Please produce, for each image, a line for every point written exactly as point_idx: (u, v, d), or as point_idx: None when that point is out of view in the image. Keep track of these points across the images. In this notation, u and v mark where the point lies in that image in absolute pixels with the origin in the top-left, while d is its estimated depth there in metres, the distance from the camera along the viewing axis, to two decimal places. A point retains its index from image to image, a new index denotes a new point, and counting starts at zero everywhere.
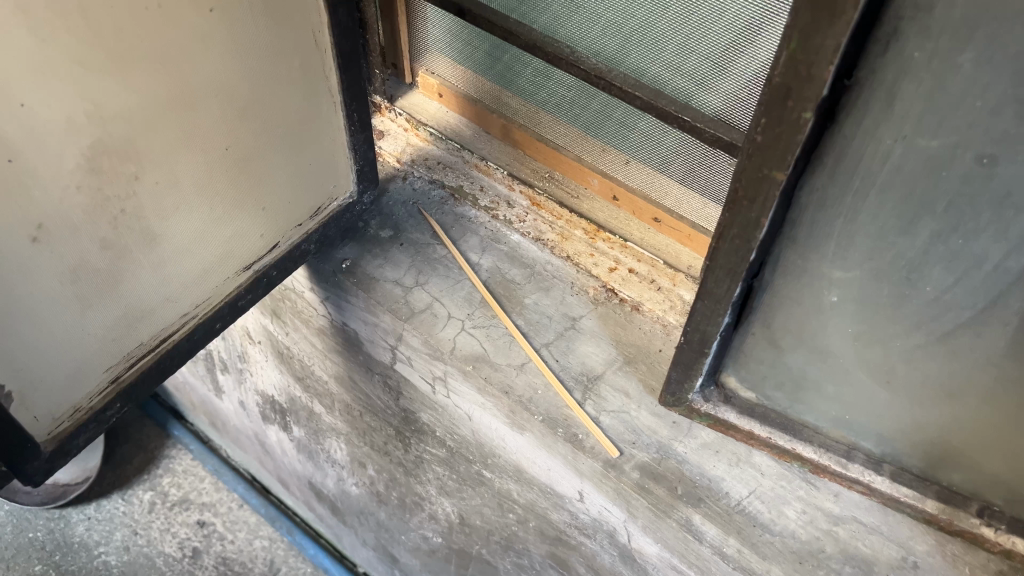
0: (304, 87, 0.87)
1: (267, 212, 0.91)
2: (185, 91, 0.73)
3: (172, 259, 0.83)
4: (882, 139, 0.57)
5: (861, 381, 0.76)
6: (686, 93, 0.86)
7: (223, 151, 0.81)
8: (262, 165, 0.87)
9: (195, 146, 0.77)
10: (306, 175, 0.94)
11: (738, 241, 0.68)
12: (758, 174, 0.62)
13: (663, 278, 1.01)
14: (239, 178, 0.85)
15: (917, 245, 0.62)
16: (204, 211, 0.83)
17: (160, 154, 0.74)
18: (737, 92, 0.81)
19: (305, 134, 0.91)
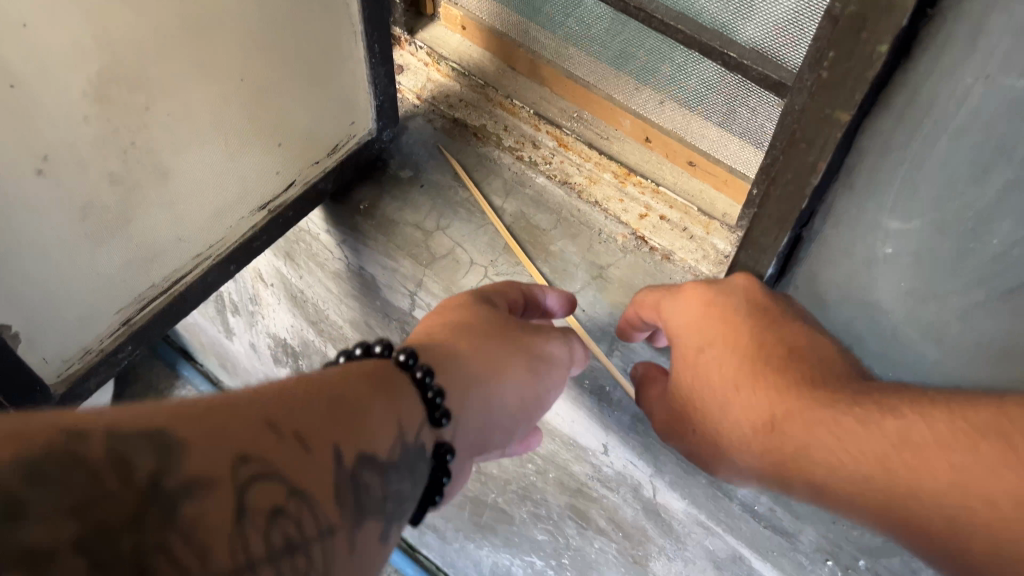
0: (323, 12, 0.81)
1: (283, 148, 0.86)
2: (199, 13, 0.67)
3: (185, 197, 0.78)
4: (960, 78, 0.53)
5: (909, 338, 0.72)
6: (734, 28, 0.79)
7: (239, 82, 0.76)
8: (278, 97, 0.82)
9: (212, 73, 0.72)
10: (323, 109, 0.89)
11: (791, 187, 0.65)
12: (820, 114, 0.59)
13: (696, 226, 0.96)
14: (255, 112, 0.80)
15: (987, 195, 0.58)
16: (220, 145, 0.78)
17: (173, 82, 0.69)
18: (791, 25, 0.73)
19: (325, 63, 0.85)
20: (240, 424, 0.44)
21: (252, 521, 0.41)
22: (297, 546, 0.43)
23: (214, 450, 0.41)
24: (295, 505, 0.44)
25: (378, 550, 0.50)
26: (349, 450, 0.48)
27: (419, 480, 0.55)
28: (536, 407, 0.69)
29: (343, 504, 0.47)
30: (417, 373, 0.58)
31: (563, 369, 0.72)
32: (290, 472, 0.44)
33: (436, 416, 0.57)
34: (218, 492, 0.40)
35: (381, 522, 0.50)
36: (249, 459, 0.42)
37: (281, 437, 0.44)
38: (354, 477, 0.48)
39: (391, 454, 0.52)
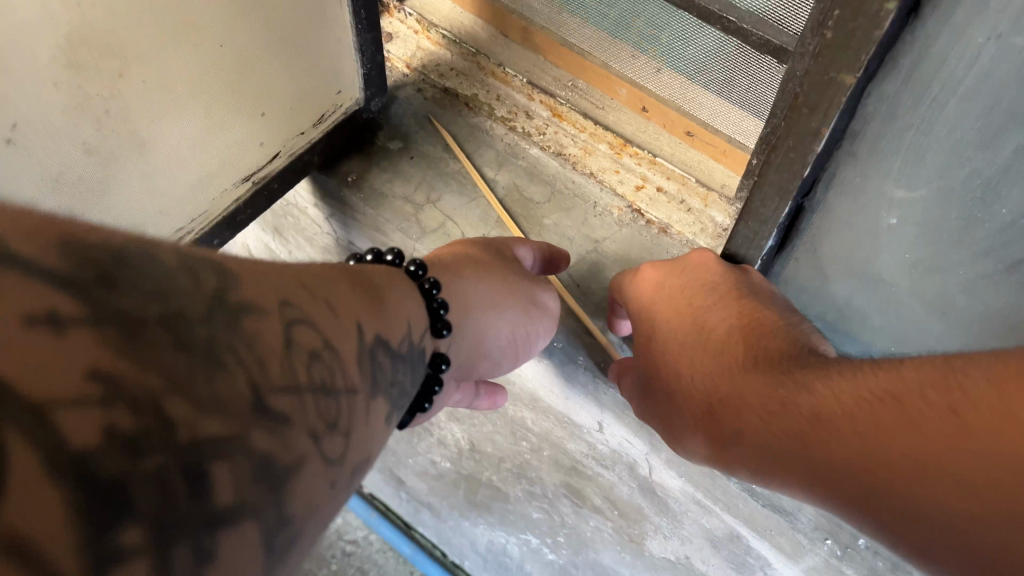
0: None
1: (267, 117, 0.84)
2: None
3: (164, 168, 0.76)
4: (971, 37, 0.50)
5: (913, 309, 0.71)
6: None
7: (219, 49, 0.73)
8: (260, 65, 0.79)
9: (193, 39, 0.69)
10: (308, 78, 0.86)
11: (792, 155, 0.62)
12: (823, 77, 0.56)
13: (693, 197, 0.94)
14: (236, 80, 0.77)
15: (997, 161, 0.56)
16: (199, 114, 0.75)
17: (149, 49, 0.66)
18: None
19: (308, 28, 0.82)
20: (280, 281, 0.46)
21: (296, 353, 0.43)
22: (329, 391, 0.44)
23: (262, 289, 0.43)
24: (328, 357, 0.45)
25: (384, 430, 0.52)
26: (369, 327, 0.51)
27: (418, 375, 0.59)
28: (522, 341, 0.76)
29: (362, 371, 0.49)
30: (425, 285, 0.65)
31: (547, 313, 0.78)
32: (323, 326, 0.46)
33: (438, 327, 0.64)
34: (268, 320, 0.42)
35: (388, 401, 0.53)
36: (292, 305, 0.45)
37: (314, 299, 0.47)
38: (373, 350, 0.51)
39: (400, 342, 0.56)
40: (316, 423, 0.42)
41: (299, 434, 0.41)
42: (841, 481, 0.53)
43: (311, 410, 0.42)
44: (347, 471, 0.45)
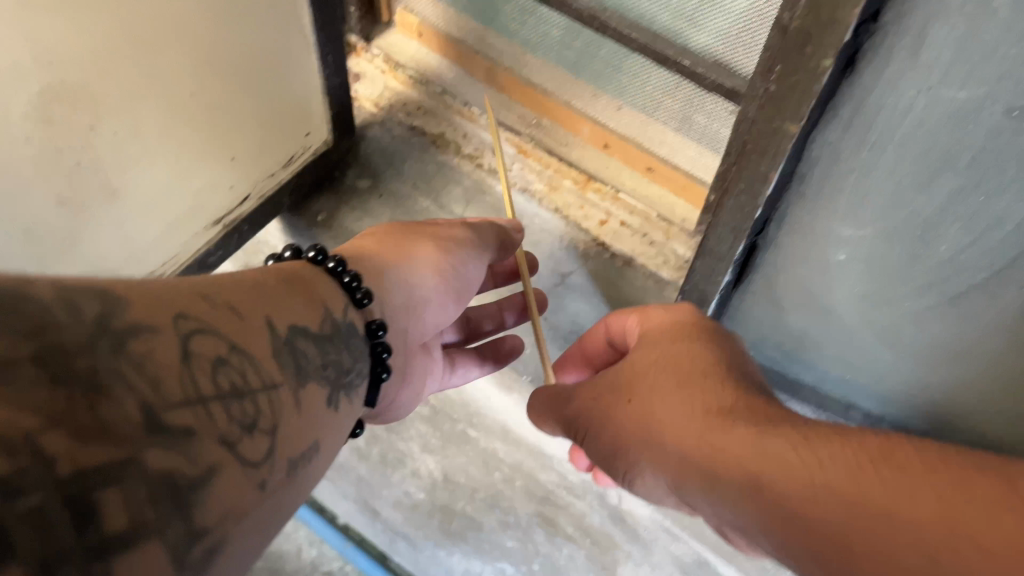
0: (275, 23, 0.80)
1: (237, 161, 0.85)
2: (144, 28, 0.66)
3: (135, 214, 0.77)
4: (904, 90, 0.53)
5: (865, 341, 0.74)
6: (676, 32, 0.79)
7: (189, 96, 0.74)
8: (230, 109, 0.80)
9: (162, 86, 0.71)
10: (276, 120, 0.88)
11: (744, 197, 0.65)
12: (770, 126, 0.59)
13: (656, 231, 0.97)
14: (207, 126, 0.79)
15: (934, 203, 0.59)
16: (160, 143, 0.75)
17: (120, 100, 0.68)
18: (735, 32, 0.74)
19: (273, 55, 0.82)
20: (173, 291, 0.39)
21: (197, 366, 0.37)
22: (246, 394, 0.40)
23: (151, 304, 0.37)
24: (238, 360, 0.40)
25: (329, 417, 0.48)
26: (280, 323, 0.46)
27: (357, 355, 0.54)
28: (462, 295, 0.68)
29: (284, 366, 0.44)
30: (328, 265, 0.56)
31: (478, 258, 0.69)
32: (227, 330, 0.41)
33: (358, 299, 0.55)
34: (162, 337, 0.36)
35: (324, 391, 0.48)
36: (188, 316, 0.38)
37: (216, 306, 0.41)
38: (291, 343, 0.46)
39: (316, 327, 0.50)
40: (234, 429, 0.38)
41: (211, 446, 0.36)
42: (830, 524, 0.37)
43: (222, 417, 0.37)
44: (278, 466, 0.41)
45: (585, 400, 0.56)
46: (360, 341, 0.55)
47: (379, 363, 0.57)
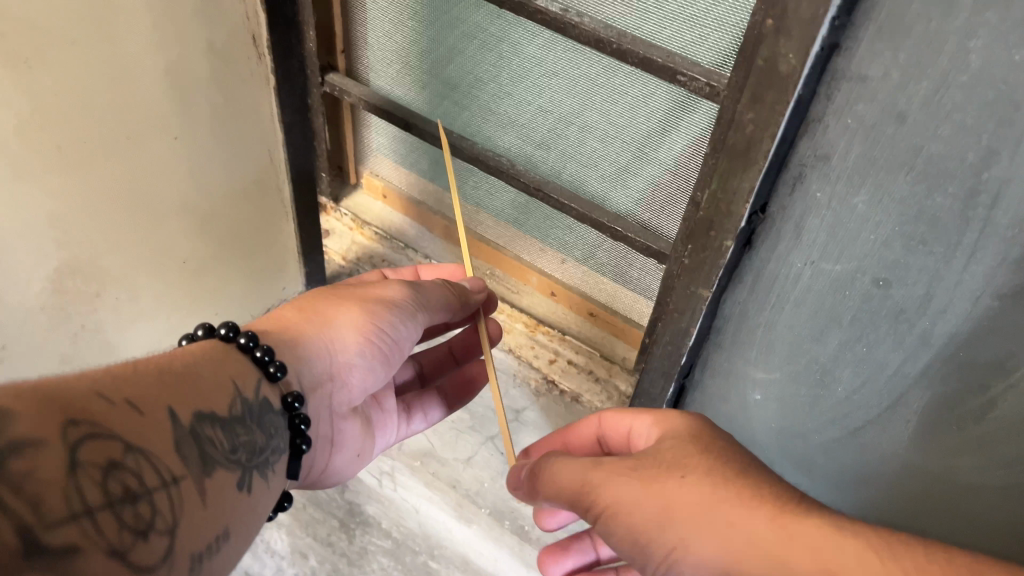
0: (261, 198, 0.90)
1: (221, 314, 0.95)
2: (143, 211, 0.77)
3: (123, 354, 0.87)
4: (792, 262, 0.65)
5: (785, 468, 0.84)
6: (598, 193, 0.92)
7: (181, 263, 0.84)
8: (217, 272, 0.90)
9: (158, 256, 0.81)
10: (259, 279, 0.98)
11: (670, 347, 0.76)
12: (686, 291, 0.70)
13: (600, 368, 1.07)
14: (194, 286, 0.88)
15: (828, 351, 0.70)
16: (120, 244, 0.77)
17: (117, 266, 0.78)
18: (647, 195, 0.87)
19: (237, 137, 0.82)
20: (70, 394, 0.42)
21: (87, 477, 0.40)
22: (140, 495, 0.43)
23: (44, 415, 0.39)
24: (135, 461, 0.43)
25: (237, 499, 0.52)
26: (185, 413, 0.49)
27: (270, 429, 0.58)
28: (391, 353, 0.70)
29: (185, 458, 0.47)
30: (239, 340, 0.58)
31: (408, 316, 0.71)
32: (124, 430, 0.43)
33: (271, 374, 0.58)
34: (51, 449, 0.38)
35: (235, 474, 0.52)
36: (80, 422, 0.41)
37: (112, 405, 0.44)
38: (195, 432, 0.49)
39: (226, 412, 0.53)
40: (123, 535, 0.41)
41: (95, 557, 0.39)
42: None
43: (109, 528, 0.40)
44: (176, 566, 0.44)
45: (610, 476, 0.53)
46: (274, 416, 0.59)
47: (298, 433, 0.61)
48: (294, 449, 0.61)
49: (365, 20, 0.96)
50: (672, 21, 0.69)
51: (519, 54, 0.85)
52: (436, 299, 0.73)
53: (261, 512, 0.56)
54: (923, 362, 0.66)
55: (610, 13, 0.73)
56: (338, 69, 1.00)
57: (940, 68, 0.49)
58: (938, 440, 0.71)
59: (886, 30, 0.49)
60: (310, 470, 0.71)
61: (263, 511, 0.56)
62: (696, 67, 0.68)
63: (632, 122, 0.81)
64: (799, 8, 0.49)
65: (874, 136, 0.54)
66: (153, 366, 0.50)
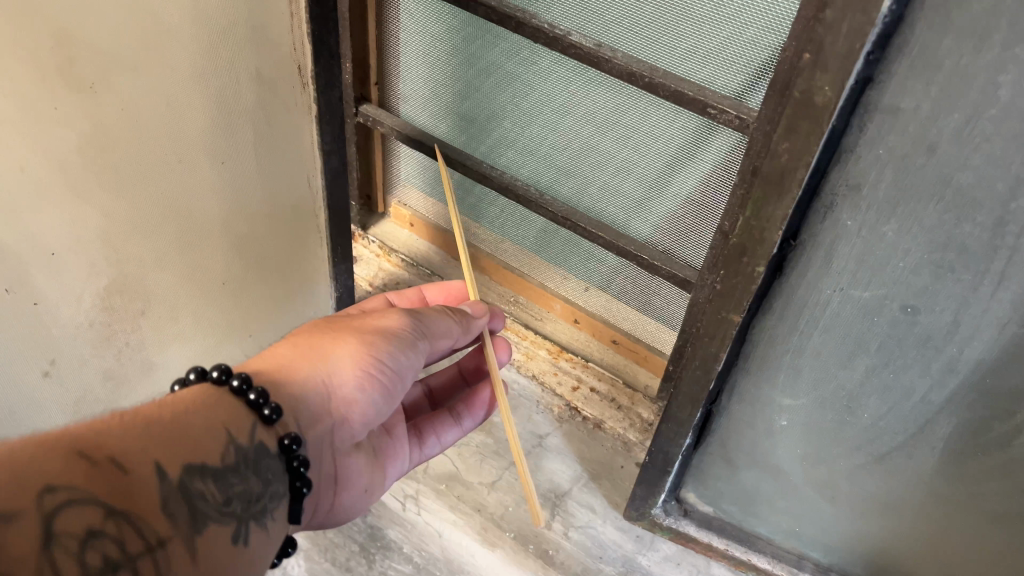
0: (294, 183, 1.00)
1: (261, 288, 1.05)
2: (174, 197, 0.87)
3: (167, 334, 0.97)
4: (822, 289, 0.67)
5: (809, 495, 0.85)
6: (619, 221, 0.94)
7: (221, 240, 0.95)
8: (257, 250, 1.01)
9: (192, 235, 0.91)
10: (298, 259, 1.09)
11: (699, 371, 0.77)
12: (718, 316, 0.72)
13: (622, 396, 1.09)
14: (235, 263, 0.99)
15: (854, 378, 0.71)
16: (164, 252, 0.90)
17: (154, 250, 0.88)
18: (667, 224, 0.89)
19: (277, 160, 0.96)
20: (49, 463, 0.44)
21: (60, 547, 0.42)
22: (120, 564, 0.44)
23: (17, 485, 0.42)
24: (115, 527, 0.45)
25: (235, 551, 0.53)
26: (174, 468, 0.49)
27: (272, 476, 0.57)
28: (392, 385, 0.69)
29: (173, 518, 0.49)
30: (233, 383, 0.57)
31: (407, 346, 0.70)
32: (105, 493, 0.45)
33: (266, 415, 0.57)
34: (26, 522, 0.41)
35: (231, 528, 0.53)
36: (56, 489, 0.43)
37: (94, 465, 0.45)
38: (184, 488, 0.50)
39: (220, 461, 0.53)
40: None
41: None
42: None
43: None
44: None
45: None
46: (272, 460, 0.58)
47: (297, 476, 0.59)
48: (294, 491, 0.60)
49: (399, 50, 0.97)
50: (694, 54, 0.73)
51: (541, 86, 0.88)
52: (433, 326, 0.72)
53: (264, 561, 0.56)
54: (949, 389, 0.67)
55: (634, 47, 0.77)
56: (372, 100, 1.04)
57: (970, 102, 0.52)
58: (963, 467, 0.72)
59: (918, 66, 0.52)
60: (316, 509, 0.69)
61: (266, 561, 0.57)
62: (726, 100, 0.70)
63: (652, 151, 0.83)
64: (836, 42, 0.51)
65: (905, 167, 0.56)
66: (144, 417, 0.51)
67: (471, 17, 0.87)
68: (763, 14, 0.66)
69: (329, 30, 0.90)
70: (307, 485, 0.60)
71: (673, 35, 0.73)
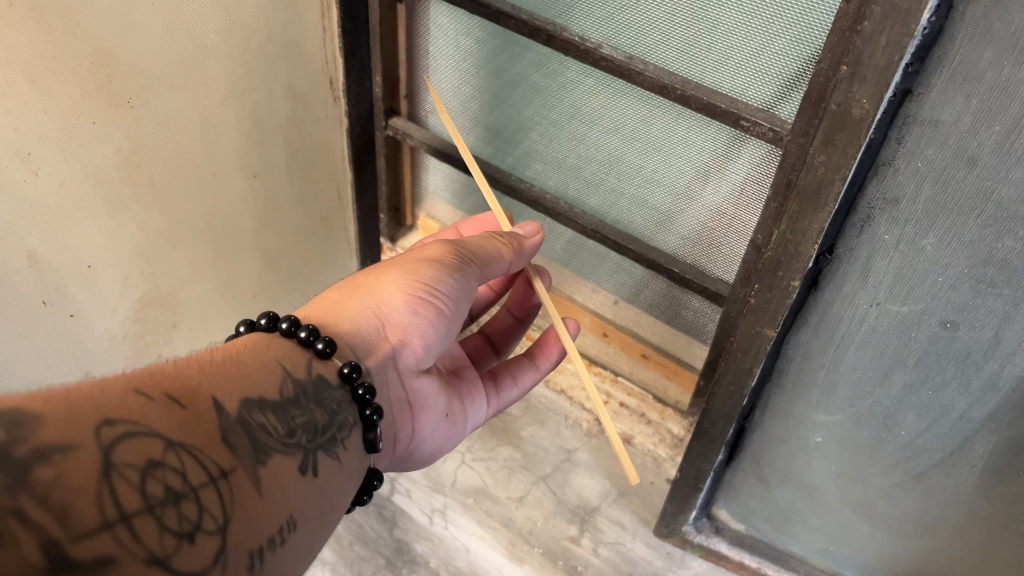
0: (320, 182, 1.05)
1: (279, 284, 1.10)
2: (203, 184, 0.89)
3: (197, 338, 1.01)
4: (858, 304, 0.66)
5: (845, 514, 0.83)
6: (647, 232, 0.93)
7: (247, 242, 1.00)
8: (279, 249, 1.06)
9: (216, 227, 0.94)
10: (321, 255, 1.14)
11: (732, 386, 0.77)
12: (751, 330, 0.71)
13: (652, 411, 1.09)
14: (261, 256, 1.04)
15: (891, 394, 0.70)
16: (197, 268, 0.95)
17: (179, 254, 0.91)
18: (696, 237, 0.88)
19: (306, 176, 1.02)
20: (104, 397, 0.42)
21: (121, 479, 0.39)
22: (184, 495, 0.42)
23: (69, 419, 0.39)
24: (175, 457, 0.43)
25: (304, 483, 0.51)
26: (229, 402, 0.49)
27: (337, 411, 0.57)
28: (448, 308, 0.68)
29: (235, 450, 0.47)
30: (282, 325, 0.58)
31: (459, 270, 0.69)
32: (163, 426, 0.43)
33: (320, 350, 0.58)
34: (83, 452, 0.39)
35: (297, 458, 0.52)
36: (114, 421, 0.41)
37: (150, 400, 0.44)
38: (241, 421, 0.49)
39: (276, 397, 0.53)
40: (166, 540, 0.40)
41: (134, 567, 0.38)
42: None
43: (152, 532, 0.39)
44: (236, 563, 0.43)
45: None
46: (335, 391, 0.58)
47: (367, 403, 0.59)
48: (367, 421, 0.59)
49: (427, 64, 0.97)
50: (725, 64, 0.72)
51: (569, 97, 0.87)
52: (480, 251, 0.70)
53: (339, 495, 0.55)
54: (990, 407, 0.65)
55: (666, 59, 0.76)
56: (401, 114, 1.03)
57: (1013, 114, 0.50)
58: (1005, 487, 0.70)
59: (958, 76, 0.51)
60: (399, 441, 0.69)
61: (342, 492, 0.56)
62: (759, 112, 0.70)
63: (679, 161, 0.83)
64: (874, 54, 0.51)
65: (944, 180, 0.55)
66: (193, 363, 0.50)
67: (498, 30, 0.87)
68: (795, 23, 0.65)
69: (361, 45, 0.93)
70: (378, 414, 0.60)
71: (702, 46, 0.72)
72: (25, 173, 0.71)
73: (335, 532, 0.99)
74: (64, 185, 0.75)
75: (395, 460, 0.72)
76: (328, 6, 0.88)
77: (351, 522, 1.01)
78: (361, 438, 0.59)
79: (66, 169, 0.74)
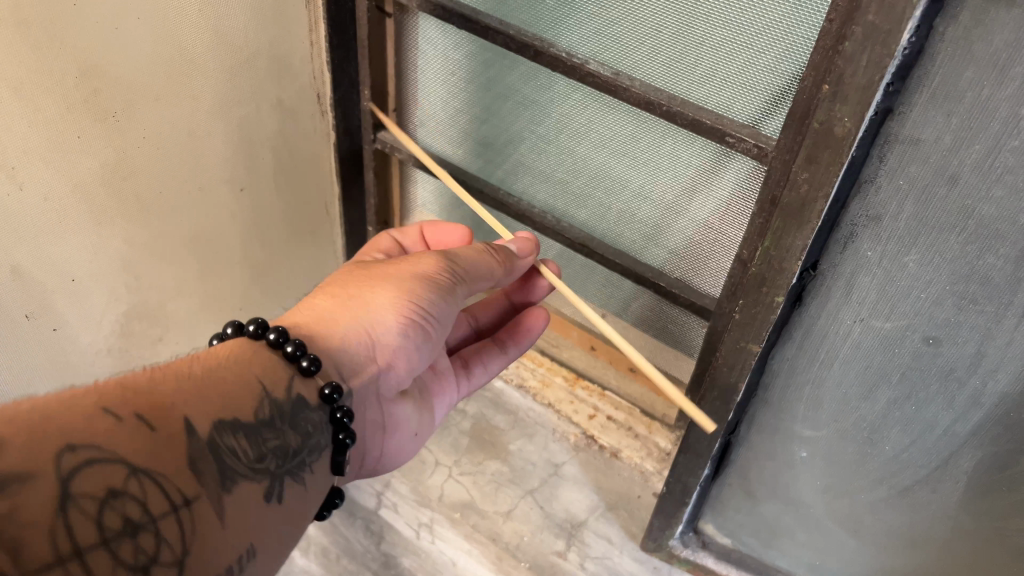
0: (304, 196, 1.05)
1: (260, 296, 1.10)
2: (187, 198, 0.89)
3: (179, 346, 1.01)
4: (843, 319, 0.66)
5: (831, 528, 0.83)
6: (636, 245, 0.93)
7: (229, 253, 1.00)
8: (264, 258, 1.06)
9: (197, 243, 0.94)
10: (304, 268, 1.14)
11: (718, 401, 0.77)
12: (737, 345, 0.71)
13: (639, 424, 1.10)
14: (244, 269, 1.04)
15: (876, 409, 0.70)
16: (183, 280, 0.96)
17: (161, 265, 0.91)
18: (682, 250, 0.88)
19: (292, 187, 1.03)
20: (72, 422, 0.43)
21: (77, 511, 0.40)
22: (141, 526, 0.42)
23: (35, 445, 0.40)
24: (136, 486, 0.43)
25: (269, 509, 0.52)
26: (202, 424, 0.48)
27: (309, 431, 0.57)
28: (432, 330, 0.69)
29: (202, 477, 0.47)
30: (269, 336, 0.58)
31: (448, 294, 0.69)
32: (130, 451, 0.44)
33: (305, 367, 0.57)
34: (44, 482, 0.39)
35: (263, 484, 0.52)
36: (77, 447, 0.42)
37: (120, 421, 0.44)
38: (213, 445, 0.49)
39: (253, 416, 0.53)
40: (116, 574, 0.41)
41: None
42: None
43: (105, 566, 0.40)
44: None
45: None
46: (313, 413, 0.58)
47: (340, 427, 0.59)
48: (337, 444, 0.59)
49: (416, 78, 0.97)
50: (711, 80, 0.72)
51: (556, 111, 0.88)
52: (470, 268, 0.72)
53: (303, 518, 0.56)
54: (974, 423, 0.66)
55: (652, 73, 0.76)
56: (390, 127, 1.03)
57: (992, 133, 0.51)
58: (989, 501, 0.70)
59: (939, 96, 0.51)
60: (367, 458, 0.70)
61: (305, 514, 0.56)
62: (744, 128, 0.70)
63: (666, 177, 0.83)
64: (855, 74, 0.52)
65: (926, 198, 0.56)
66: (171, 376, 0.50)
67: (487, 44, 0.87)
68: (779, 40, 0.66)
69: (350, 59, 0.93)
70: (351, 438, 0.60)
71: (686, 61, 0.73)
72: (11, 186, 0.71)
73: (322, 546, 0.99)
74: (48, 199, 0.75)
75: (364, 476, 0.73)
76: (316, 22, 0.88)
77: (338, 536, 1.00)
78: (329, 460, 0.59)
79: (53, 184, 0.74)
